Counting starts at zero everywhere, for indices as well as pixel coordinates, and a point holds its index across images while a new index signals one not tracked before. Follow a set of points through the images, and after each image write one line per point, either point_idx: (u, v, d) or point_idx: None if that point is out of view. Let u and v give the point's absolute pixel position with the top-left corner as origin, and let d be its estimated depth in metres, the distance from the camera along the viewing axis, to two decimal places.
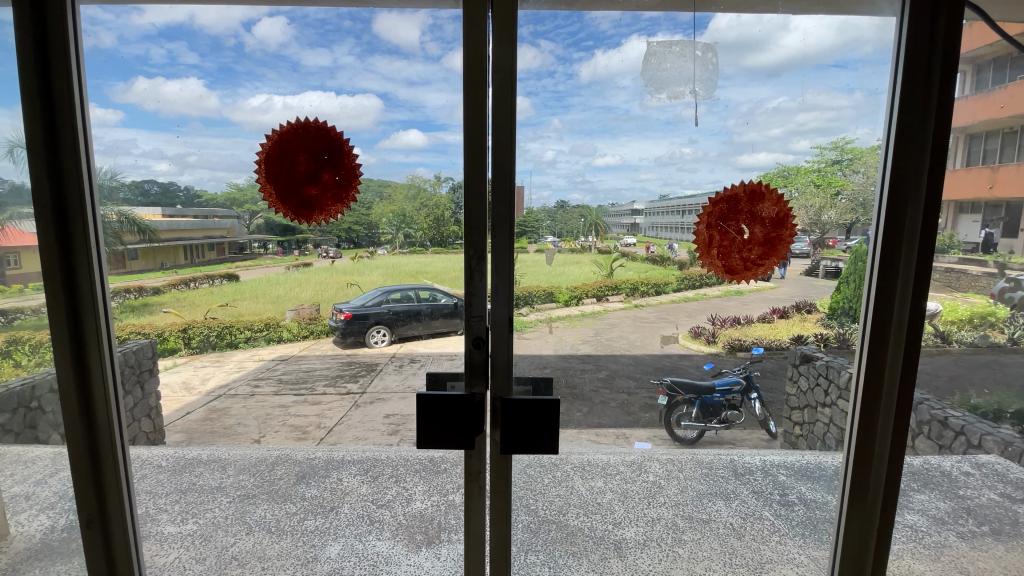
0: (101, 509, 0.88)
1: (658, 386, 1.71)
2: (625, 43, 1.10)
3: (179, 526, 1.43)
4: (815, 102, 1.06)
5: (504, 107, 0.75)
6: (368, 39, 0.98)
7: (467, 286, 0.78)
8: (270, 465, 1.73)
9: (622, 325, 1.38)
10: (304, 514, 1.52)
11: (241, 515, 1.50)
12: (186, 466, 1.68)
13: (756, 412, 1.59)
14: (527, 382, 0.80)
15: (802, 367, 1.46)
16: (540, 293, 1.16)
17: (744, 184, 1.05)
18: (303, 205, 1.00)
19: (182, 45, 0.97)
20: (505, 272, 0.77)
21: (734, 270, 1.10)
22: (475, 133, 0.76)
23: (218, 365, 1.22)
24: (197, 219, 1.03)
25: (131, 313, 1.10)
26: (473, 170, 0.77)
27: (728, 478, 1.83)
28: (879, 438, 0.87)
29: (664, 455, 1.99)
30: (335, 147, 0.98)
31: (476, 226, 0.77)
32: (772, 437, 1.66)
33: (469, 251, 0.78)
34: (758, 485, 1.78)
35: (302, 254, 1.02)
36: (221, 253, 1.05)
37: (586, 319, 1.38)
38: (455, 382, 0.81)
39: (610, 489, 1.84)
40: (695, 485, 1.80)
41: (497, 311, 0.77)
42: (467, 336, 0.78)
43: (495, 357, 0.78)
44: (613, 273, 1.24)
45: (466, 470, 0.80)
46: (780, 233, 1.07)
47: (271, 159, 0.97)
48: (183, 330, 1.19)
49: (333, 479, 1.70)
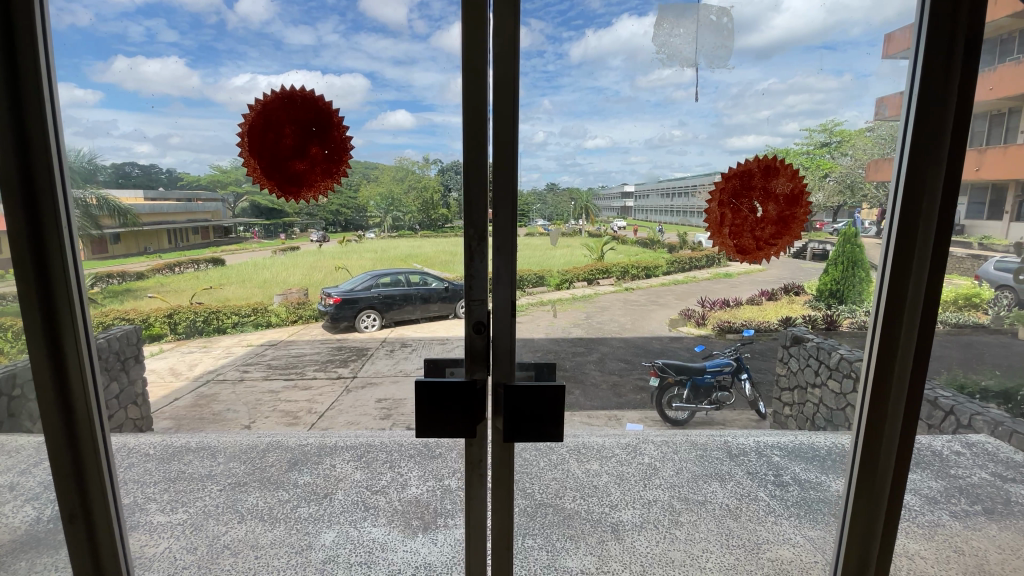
0: (84, 506, 0.85)
1: (649, 368, 1.65)
2: (615, 22, 1.05)
3: (169, 515, 1.41)
4: (804, 84, 1.02)
5: (505, 84, 0.71)
6: (353, 17, 0.92)
7: (467, 268, 0.75)
8: (262, 452, 1.59)
9: (613, 307, 1.44)
10: (297, 501, 1.48)
11: (232, 503, 1.47)
12: (175, 453, 1.55)
13: (745, 394, 1.60)
14: (530, 367, 0.78)
15: (793, 348, 1.46)
16: (529, 276, 1.11)
17: (758, 159, 1.04)
18: (288, 182, 0.94)
19: (161, 22, 0.92)
20: (509, 256, 0.73)
21: (746, 250, 1.09)
22: (473, 114, 0.72)
23: (204, 350, 1.17)
24: (180, 203, 1.00)
25: (113, 298, 1.08)
26: (473, 150, 0.73)
27: (722, 459, 1.77)
28: (890, 416, 0.86)
29: (658, 437, 1.84)
30: (325, 118, 0.92)
31: (475, 205, 0.74)
32: (761, 416, 1.66)
33: (468, 231, 0.74)
34: (753, 466, 1.73)
35: (289, 238, 0.98)
36: (205, 236, 1.02)
37: (576, 303, 1.36)
38: (454, 367, 0.78)
39: (606, 471, 1.76)
40: (690, 467, 1.75)
41: (499, 295, 0.74)
42: (467, 319, 0.75)
43: (497, 342, 0.75)
44: (603, 256, 1.28)
45: (466, 458, 0.78)
46: (793, 211, 1.04)
47: (256, 132, 0.92)
48: (168, 315, 1.15)
49: (326, 465, 1.60)
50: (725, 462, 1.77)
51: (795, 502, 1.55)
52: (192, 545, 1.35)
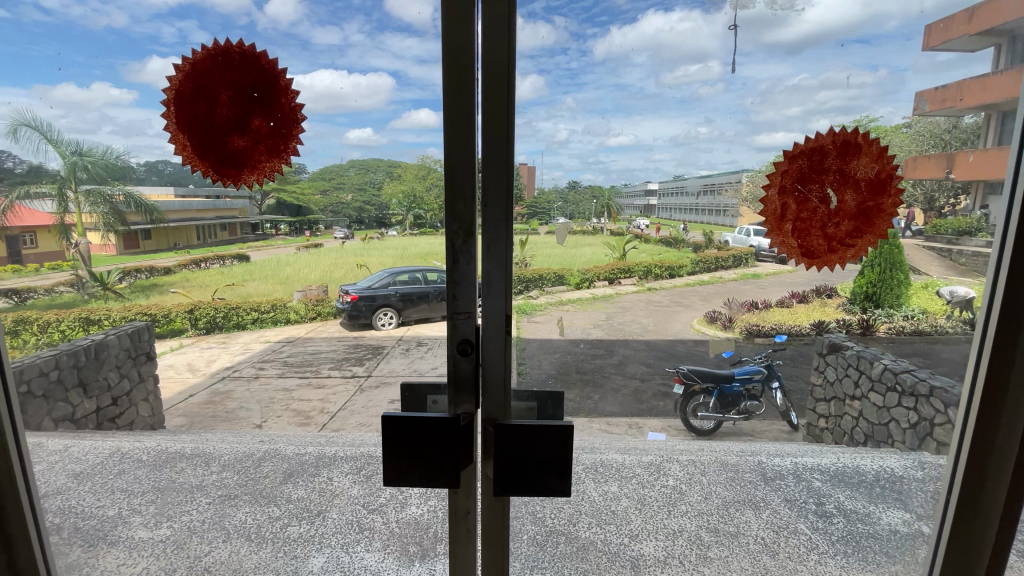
0: (2, 535, 0.77)
1: (674, 373, 1.63)
2: (642, 18, 0.88)
3: (152, 530, 1.35)
4: (835, 81, 0.82)
5: (495, 49, 0.55)
6: (378, 16, 0.78)
7: (450, 271, 0.60)
8: (257, 461, 1.58)
9: (634, 307, 1.46)
10: (288, 519, 1.38)
11: (219, 519, 1.38)
12: (167, 460, 1.57)
13: (777, 403, 1.49)
14: (530, 396, 0.64)
15: (830, 356, 1.34)
16: (551, 274, 1.17)
17: (832, 134, 0.84)
18: (225, 162, 0.83)
19: (193, 23, 0.78)
20: (499, 260, 0.59)
21: (813, 252, 0.88)
22: (460, 105, 0.57)
23: (224, 346, 1.33)
24: (209, 199, 0.87)
25: (140, 292, 1.23)
26: (454, 129, 0.57)
27: (757, 483, 1.61)
28: (1004, 453, 0.68)
29: (685, 455, 1.71)
30: (270, 86, 0.80)
31: (459, 198, 0.59)
32: (794, 428, 1.56)
33: (451, 227, 0.59)
34: (790, 492, 1.58)
35: (314, 234, 0.91)
36: (233, 233, 0.89)
37: (598, 302, 1.42)
38: (437, 395, 0.65)
39: (626, 494, 1.57)
40: (719, 491, 1.59)
41: (491, 305, 0.59)
42: (451, 333, 0.61)
43: (485, 363, 0.61)
44: (625, 254, 1.22)
45: (452, 509, 0.66)
46: (878, 201, 0.83)
47: (186, 103, 0.80)
48: (191, 310, 1.31)
49: (322, 478, 1.51)
50: (759, 487, 1.59)
51: (842, 539, 1.36)
52: (170, 567, 1.27)
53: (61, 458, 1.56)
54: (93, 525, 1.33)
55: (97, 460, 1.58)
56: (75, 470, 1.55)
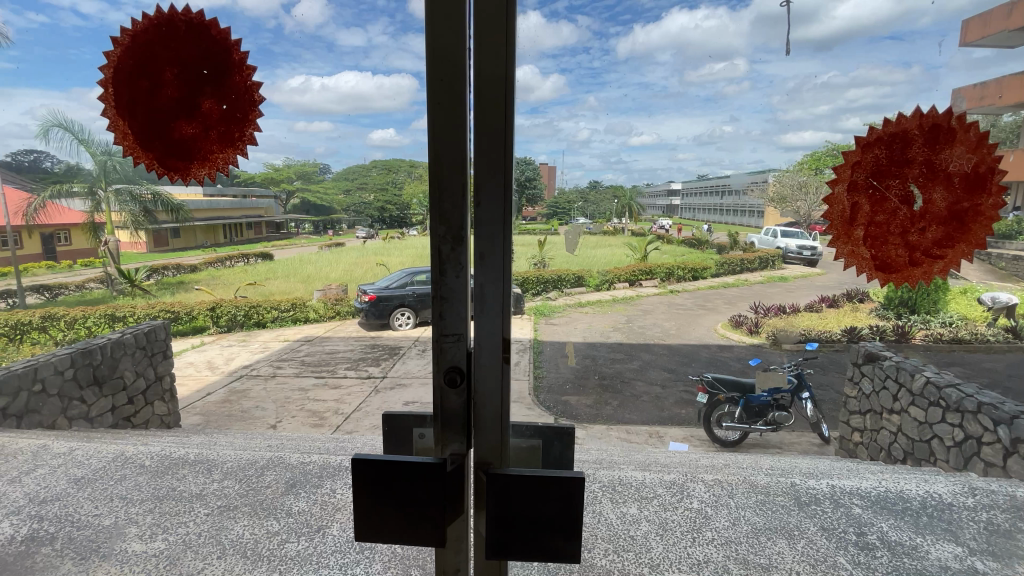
0: None
1: (698, 380, 1.68)
2: None
3: (144, 544, 1.09)
4: None
5: (490, 11, 0.44)
6: None
7: (436, 285, 0.49)
8: (260, 468, 1.39)
9: (656, 310, 1.83)
10: (286, 535, 1.11)
11: (215, 532, 1.12)
12: (168, 465, 1.38)
13: (807, 414, 1.56)
14: (537, 434, 0.53)
15: (866, 367, 1.45)
16: (571, 275, 1.58)
17: (918, 121, 0.79)
18: (174, 151, 0.78)
19: None
20: (494, 273, 0.48)
21: (893, 263, 0.79)
22: (447, 92, 0.46)
23: (241, 344, 2.07)
24: (223, 197, 1.16)
25: (166, 286, 1.79)
26: (439, 108, 0.47)
27: (789, 509, 1.32)
28: None
29: (709, 474, 1.44)
30: (223, 63, 0.74)
31: (447, 194, 0.48)
32: (824, 441, 1.65)
33: (435, 230, 0.48)
34: (827, 518, 1.29)
35: (345, 234, 1.46)
36: (261, 233, 1.37)
37: (617, 305, 1.80)
38: (424, 429, 0.54)
39: (646, 517, 1.26)
40: (746, 515, 1.27)
41: (485, 325, 0.49)
42: (437, 360, 0.50)
43: (477, 397, 0.50)
44: (649, 252, 1.56)
45: (438, 564, 0.54)
46: (975, 202, 0.77)
47: (132, 86, 0.77)
48: (209, 308, 1.98)
49: (326, 490, 1.28)
50: (792, 513, 1.29)
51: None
52: None
53: (65, 462, 1.40)
54: (88, 536, 1.12)
55: (98, 465, 1.39)
56: (76, 475, 1.35)
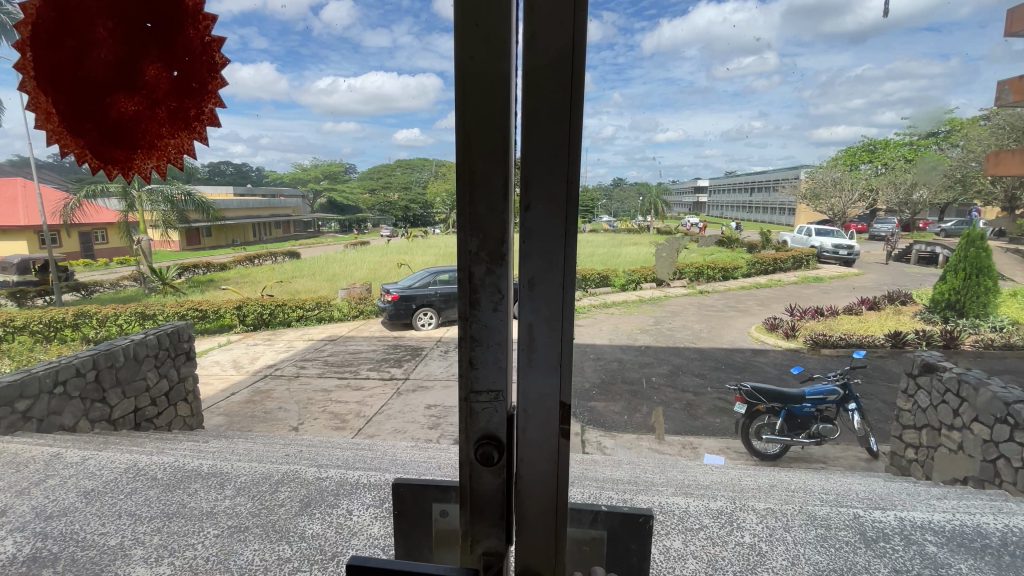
0: None
1: (737, 392, 1.84)
2: None
3: (151, 567, 1.02)
4: None
5: None
6: None
7: (467, 319, 0.39)
8: (274, 484, 1.32)
9: (681, 308, 3.27)
10: (298, 562, 1.03)
11: (224, 557, 1.05)
12: (183, 481, 1.33)
13: (853, 425, 1.84)
14: (601, 525, 0.42)
15: (925, 377, 1.75)
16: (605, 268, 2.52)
17: None
18: (110, 137, 0.63)
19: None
20: (546, 308, 0.37)
21: None
22: (487, 56, 0.35)
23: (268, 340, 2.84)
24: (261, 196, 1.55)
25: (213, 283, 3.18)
26: (473, 79, 0.35)
27: (855, 545, 1.15)
28: None
29: (760, 503, 1.29)
30: (174, 18, 0.60)
31: (483, 198, 0.37)
32: (872, 456, 1.93)
33: (466, 244, 0.37)
34: (900, 559, 1.11)
35: None
36: None
37: (640, 306, 3.31)
38: (446, 504, 0.44)
39: (693, 553, 1.11)
40: (809, 555, 1.11)
41: (532, 384, 0.38)
42: (467, 424, 0.40)
43: (519, 472, 0.39)
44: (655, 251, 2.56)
45: None
46: None
47: (48, 49, 0.61)
48: (238, 307, 3.11)
49: (341, 512, 1.20)
50: (859, 552, 1.12)
51: None
52: None
53: (76, 474, 1.37)
54: (92, 557, 1.06)
55: (111, 477, 1.36)
56: (86, 487, 1.31)
